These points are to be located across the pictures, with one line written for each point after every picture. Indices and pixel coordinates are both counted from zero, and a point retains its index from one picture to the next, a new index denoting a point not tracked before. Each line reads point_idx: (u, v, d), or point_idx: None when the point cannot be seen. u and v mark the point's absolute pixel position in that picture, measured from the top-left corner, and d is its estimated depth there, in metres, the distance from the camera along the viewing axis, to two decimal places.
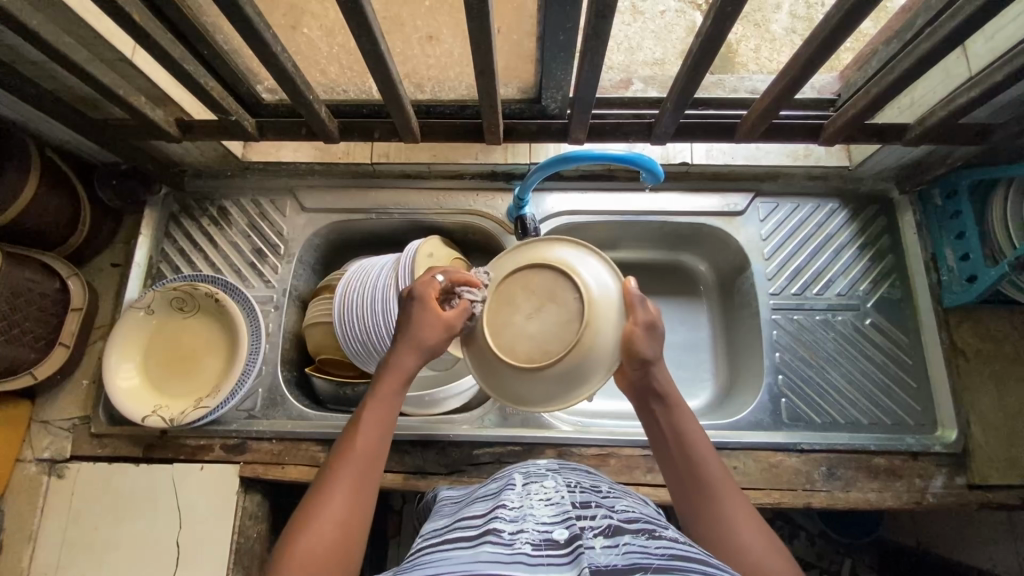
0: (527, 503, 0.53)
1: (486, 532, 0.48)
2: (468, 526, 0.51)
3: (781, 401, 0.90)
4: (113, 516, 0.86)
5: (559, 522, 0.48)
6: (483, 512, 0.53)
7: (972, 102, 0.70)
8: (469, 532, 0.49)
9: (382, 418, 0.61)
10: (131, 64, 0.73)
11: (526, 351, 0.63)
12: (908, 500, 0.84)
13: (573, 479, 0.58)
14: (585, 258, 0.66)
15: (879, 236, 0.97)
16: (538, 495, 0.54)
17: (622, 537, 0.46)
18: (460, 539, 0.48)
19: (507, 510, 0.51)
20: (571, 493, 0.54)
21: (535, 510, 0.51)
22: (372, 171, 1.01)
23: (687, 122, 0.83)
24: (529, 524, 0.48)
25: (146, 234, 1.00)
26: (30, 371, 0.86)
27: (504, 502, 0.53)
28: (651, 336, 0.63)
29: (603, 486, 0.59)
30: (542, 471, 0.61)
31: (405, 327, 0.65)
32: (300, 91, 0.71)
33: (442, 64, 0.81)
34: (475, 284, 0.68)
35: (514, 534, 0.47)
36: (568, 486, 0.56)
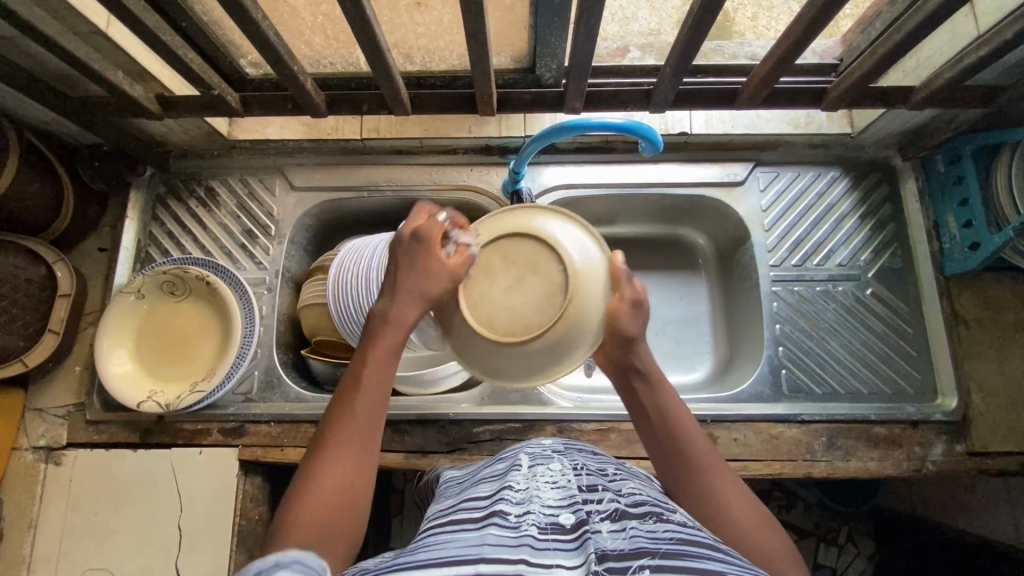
0: (533, 485, 0.52)
1: (493, 514, 0.47)
2: (473, 507, 0.50)
3: (781, 372, 0.90)
4: (113, 502, 0.86)
5: (566, 507, 0.48)
6: (488, 493, 0.52)
7: (981, 62, 0.68)
8: (475, 514, 0.48)
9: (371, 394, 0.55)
10: (107, 37, 0.69)
11: (504, 326, 0.58)
12: (909, 468, 0.84)
13: (579, 462, 0.58)
14: (569, 228, 0.61)
15: (882, 204, 0.95)
16: (544, 478, 0.54)
17: (629, 522, 0.45)
18: (465, 521, 0.48)
19: (512, 492, 0.51)
20: (577, 477, 0.54)
21: (541, 493, 0.51)
22: (362, 147, 0.99)
23: (686, 89, 0.80)
24: (535, 507, 0.48)
25: (133, 217, 0.97)
26: (20, 358, 0.84)
27: (510, 484, 0.53)
28: (637, 312, 0.60)
29: (608, 468, 0.58)
30: (548, 453, 0.60)
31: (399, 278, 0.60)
32: (285, 63, 0.68)
33: (432, 33, 0.78)
34: (465, 228, 0.63)
35: (520, 516, 0.46)
36: (573, 469, 0.56)
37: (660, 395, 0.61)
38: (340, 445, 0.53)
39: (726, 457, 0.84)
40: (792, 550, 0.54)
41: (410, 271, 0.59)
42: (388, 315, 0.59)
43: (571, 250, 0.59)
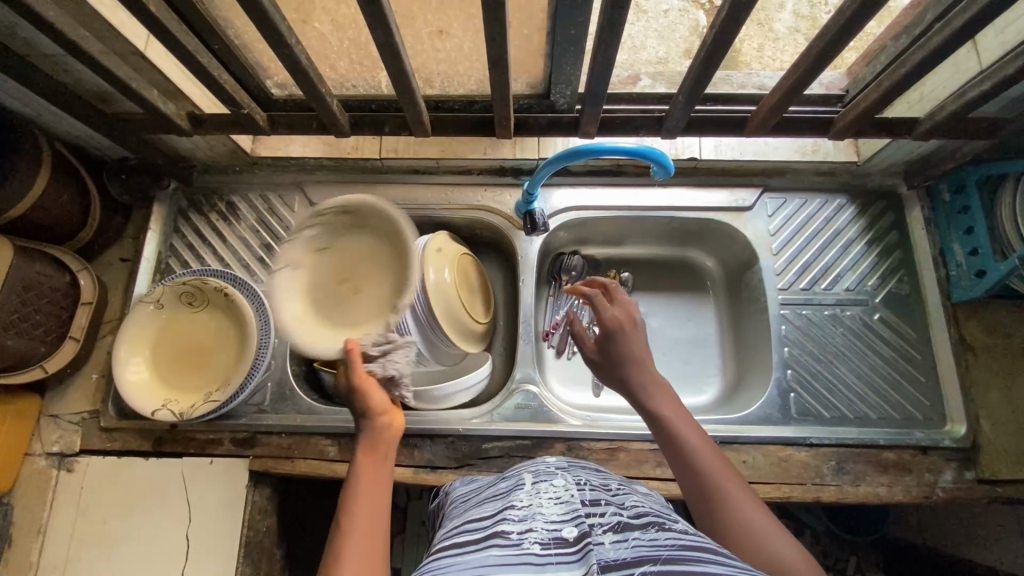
0: (536, 502, 0.53)
1: (495, 534, 0.48)
2: (477, 528, 0.51)
3: (790, 396, 0.90)
4: (123, 510, 0.87)
5: (568, 520, 0.48)
6: (492, 513, 0.53)
7: (984, 95, 0.70)
8: (478, 535, 0.49)
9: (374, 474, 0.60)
10: (144, 57, 0.73)
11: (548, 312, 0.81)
12: (918, 495, 0.84)
13: (582, 478, 0.58)
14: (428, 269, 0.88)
15: (888, 231, 0.97)
16: (546, 494, 0.54)
17: (631, 532, 0.46)
18: (469, 541, 0.48)
19: (515, 511, 0.51)
20: (580, 491, 0.54)
21: (544, 509, 0.51)
22: (380, 167, 1.02)
23: (696, 117, 0.83)
24: (538, 523, 0.48)
25: (155, 229, 1.00)
26: (41, 363, 0.86)
27: (513, 502, 0.53)
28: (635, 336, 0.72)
29: (612, 483, 0.59)
30: (551, 470, 0.61)
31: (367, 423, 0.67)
32: (314, 85, 0.71)
33: (452, 59, 0.82)
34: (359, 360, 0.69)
35: (521, 533, 0.47)
36: (577, 484, 0.56)
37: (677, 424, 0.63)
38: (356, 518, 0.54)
39: None
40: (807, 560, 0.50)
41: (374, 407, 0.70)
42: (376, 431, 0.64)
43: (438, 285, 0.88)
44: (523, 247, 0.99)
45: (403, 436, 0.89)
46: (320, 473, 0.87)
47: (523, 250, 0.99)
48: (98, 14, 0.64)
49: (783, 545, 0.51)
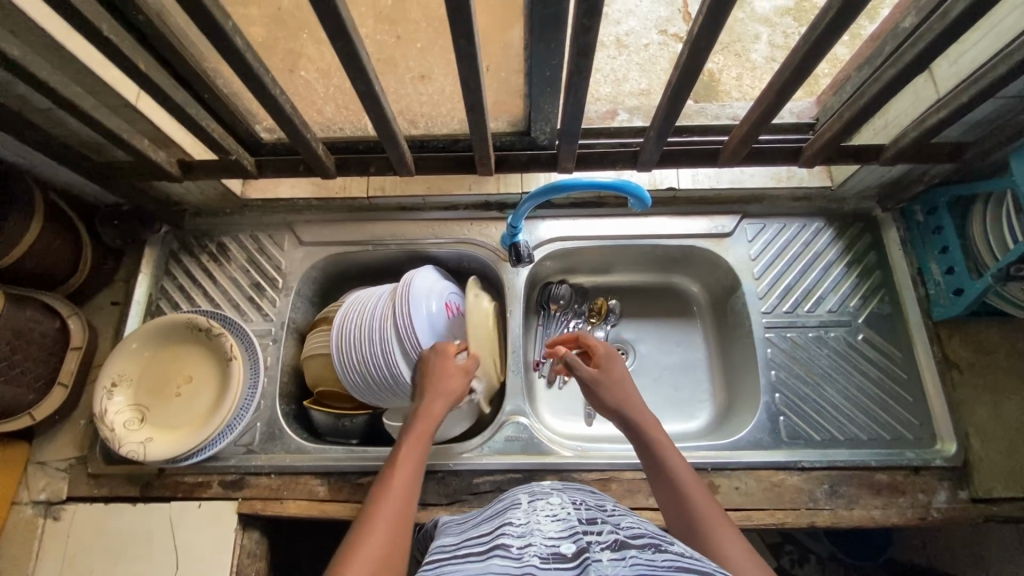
0: (534, 519, 0.53)
1: (496, 547, 0.48)
2: (476, 543, 0.51)
3: (780, 419, 0.90)
4: (109, 557, 0.85)
5: (565, 537, 0.48)
6: (492, 530, 0.53)
7: (943, 122, 0.73)
8: (477, 548, 0.49)
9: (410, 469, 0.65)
10: (136, 109, 0.75)
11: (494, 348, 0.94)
12: (914, 517, 0.83)
13: (579, 498, 0.58)
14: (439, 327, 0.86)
15: (866, 253, 0.99)
16: (544, 512, 0.54)
17: (629, 550, 0.46)
18: (470, 554, 0.49)
19: (513, 528, 0.51)
20: (577, 510, 0.54)
21: (542, 526, 0.51)
22: (369, 205, 1.04)
23: (671, 149, 0.86)
24: (537, 539, 0.49)
25: (146, 272, 1.01)
26: (29, 411, 0.86)
27: (511, 519, 0.53)
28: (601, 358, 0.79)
29: (607, 504, 0.59)
30: (547, 491, 0.61)
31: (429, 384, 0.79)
32: (299, 131, 0.74)
33: (434, 102, 0.86)
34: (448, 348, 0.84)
35: (521, 547, 0.47)
36: (574, 503, 0.56)
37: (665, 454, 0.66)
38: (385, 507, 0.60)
39: (728, 506, 0.84)
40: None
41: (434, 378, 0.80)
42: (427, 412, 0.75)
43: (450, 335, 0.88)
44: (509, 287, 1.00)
45: None
46: (309, 513, 0.86)
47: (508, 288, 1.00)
48: (91, 70, 0.67)
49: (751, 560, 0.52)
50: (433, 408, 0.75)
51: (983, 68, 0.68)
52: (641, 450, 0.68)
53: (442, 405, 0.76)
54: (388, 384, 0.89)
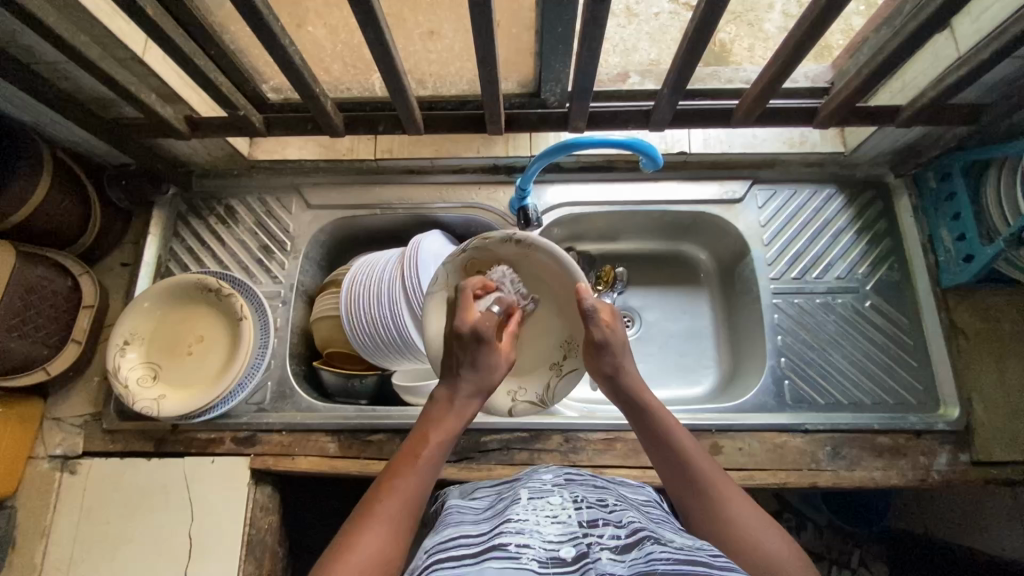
0: (533, 518, 0.53)
1: (495, 546, 0.49)
2: (472, 541, 0.51)
3: (784, 383, 0.91)
4: (126, 510, 0.87)
5: (566, 540, 0.50)
6: (488, 527, 0.54)
7: (962, 81, 0.72)
8: (473, 549, 0.50)
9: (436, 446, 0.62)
10: (143, 62, 0.74)
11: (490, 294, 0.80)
12: (914, 478, 0.84)
13: (579, 494, 0.59)
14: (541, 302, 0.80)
15: (876, 220, 0.98)
16: (543, 510, 0.55)
17: (628, 552, 0.48)
18: (466, 552, 0.49)
19: (512, 525, 0.52)
20: (577, 509, 0.55)
21: (542, 527, 0.52)
22: (376, 167, 1.03)
23: (683, 109, 0.84)
24: (536, 541, 0.49)
25: (155, 234, 1.01)
26: (43, 367, 0.87)
27: (510, 516, 0.54)
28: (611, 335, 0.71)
29: (608, 498, 0.59)
30: (547, 486, 0.61)
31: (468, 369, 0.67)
32: (308, 86, 0.73)
33: (443, 60, 0.85)
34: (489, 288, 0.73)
35: (520, 548, 0.48)
36: (574, 501, 0.57)
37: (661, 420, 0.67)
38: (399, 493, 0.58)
39: (731, 466, 0.85)
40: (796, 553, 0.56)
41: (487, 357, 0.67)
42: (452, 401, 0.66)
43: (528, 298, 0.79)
44: (526, 253, 0.76)
45: (403, 430, 0.90)
46: (320, 469, 0.88)
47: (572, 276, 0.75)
48: (97, 20, 0.66)
49: (768, 540, 0.56)
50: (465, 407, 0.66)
51: (1006, 23, 0.67)
52: (637, 422, 0.68)
53: (469, 402, 0.67)
54: (396, 344, 0.90)
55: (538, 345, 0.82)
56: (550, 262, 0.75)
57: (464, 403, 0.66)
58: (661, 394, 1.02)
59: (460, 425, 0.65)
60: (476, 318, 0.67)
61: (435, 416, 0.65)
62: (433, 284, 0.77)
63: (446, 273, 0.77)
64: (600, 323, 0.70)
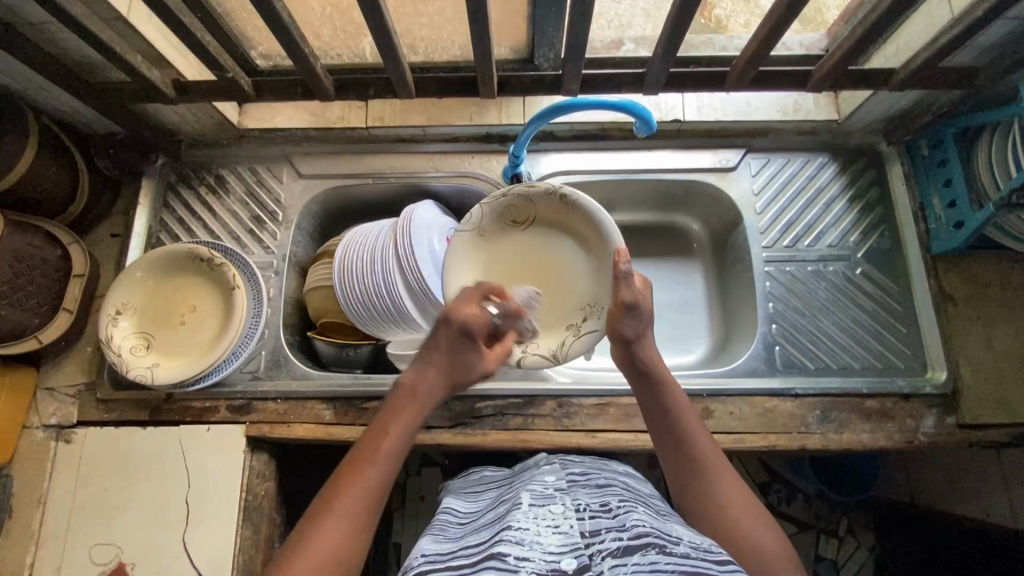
0: (534, 526, 0.53)
1: (494, 560, 0.49)
2: (472, 553, 0.52)
3: (775, 348, 0.92)
4: (123, 477, 0.88)
5: (567, 552, 0.50)
6: (489, 537, 0.54)
7: (955, 40, 0.72)
8: (473, 559, 0.50)
9: (398, 435, 0.62)
10: (127, 22, 0.73)
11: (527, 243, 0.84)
12: (901, 440, 0.86)
13: (581, 500, 0.59)
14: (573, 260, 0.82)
15: (869, 188, 0.98)
16: (544, 518, 0.54)
17: (630, 558, 0.47)
18: (466, 565, 0.50)
19: (512, 533, 0.52)
20: (579, 518, 0.54)
21: (542, 537, 0.52)
22: (367, 136, 1.02)
23: (677, 72, 0.84)
24: (536, 552, 0.50)
25: (145, 204, 1.00)
26: (35, 335, 0.86)
27: (511, 523, 0.54)
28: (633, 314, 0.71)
29: (612, 501, 0.59)
30: (550, 490, 0.61)
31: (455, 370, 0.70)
32: (297, 47, 0.72)
33: (435, 23, 0.84)
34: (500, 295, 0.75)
35: (519, 559, 0.48)
36: (576, 508, 0.56)
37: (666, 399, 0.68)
38: (361, 480, 0.58)
39: (721, 429, 0.86)
40: (789, 554, 0.57)
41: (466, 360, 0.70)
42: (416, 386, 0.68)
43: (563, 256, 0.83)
44: (563, 210, 0.80)
45: None
46: (316, 436, 0.89)
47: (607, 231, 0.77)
48: None
49: (761, 534, 0.58)
50: (428, 391, 0.68)
51: None
52: (647, 392, 0.70)
53: (433, 389, 0.68)
54: (390, 314, 0.90)
55: (559, 302, 0.83)
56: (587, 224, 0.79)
57: (427, 390, 0.68)
58: None
59: (420, 413, 0.66)
60: (464, 312, 0.71)
61: (399, 403, 0.66)
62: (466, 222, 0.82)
63: (480, 214, 0.82)
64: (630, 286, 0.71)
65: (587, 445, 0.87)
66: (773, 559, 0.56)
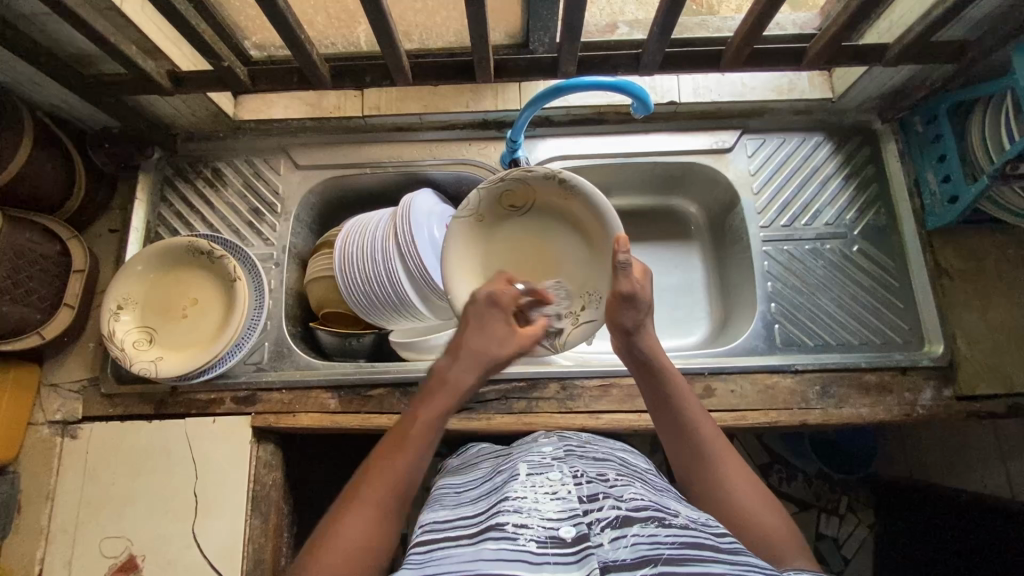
0: (532, 496, 0.54)
1: (492, 528, 0.50)
2: (471, 524, 0.52)
3: (775, 326, 0.93)
4: (129, 471, 0.88)
5: (565, 519, 0.50)
6: (488, 507, 0.54)
7: (948, 14, 0.72)
8: (472, 530, 0.51)
9: (428, 424, 0.61)
10: (121, 12, 0.72)
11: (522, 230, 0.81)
12: (900, 413, 0.87)
13: (579, 469, 0.59)
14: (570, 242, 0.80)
15: (864, 166, 0.99)
16: (542, 488, 0.55)
17: (629, 529, 0.48)
18: (464, 537, 0.50)
19: (510, 502, 0.53)
20: (577, 486, 0.55)
21: (540, 505, 0.52)
22: (363, 125, 1.02)
23: (672, 53, 0.84)
24: (535, 520, 0.50)
25: (142, 198, 1.00)
26: (37, 331, 0.86)
27: (509, 493, 0.55)
28: (630, 305, 0.68)
29: (610, 473, 0.60)
30: (547, 461, 0.62)
31: (471, 334, 0.67)
32: (293, 33, 0.71)
33: (430, 9, 0.83)
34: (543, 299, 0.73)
35: (518, 528, 0.49)
36: (574, 476, 0.57)
37: (670, 390, 0.67)
38: (390, 471, 0.57)
39: (723, 407, 0.87)
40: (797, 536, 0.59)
41: (483, 324, 0.68)
42: (447, 376, 0.65)
43: (563, 243, 0.80)
44: (563, 197, 0.78)
45: (401, 384, 0.91)
46: (322, 424, 0.89)
47: (607, 221, 0.75)
48: None
49: (770, 519, 0.59)
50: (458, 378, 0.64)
51: None
52: (646, 384, 0.68)
53: (465, 375, 0.65)
54: (391, 301, 0.90)
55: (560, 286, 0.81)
56: (588, 210, 0.77)
57: (461, 375, 0.65)
58: None
59: (450, 402, 0.63)
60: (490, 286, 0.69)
61: (429, 392, 0.64)
62: (464, 210, 0.77)
63: (479, 201, 0.77)
64: (628, 277, 0.67)
65: (590, 426, 0.88)
66: (779, 537, 0.57)
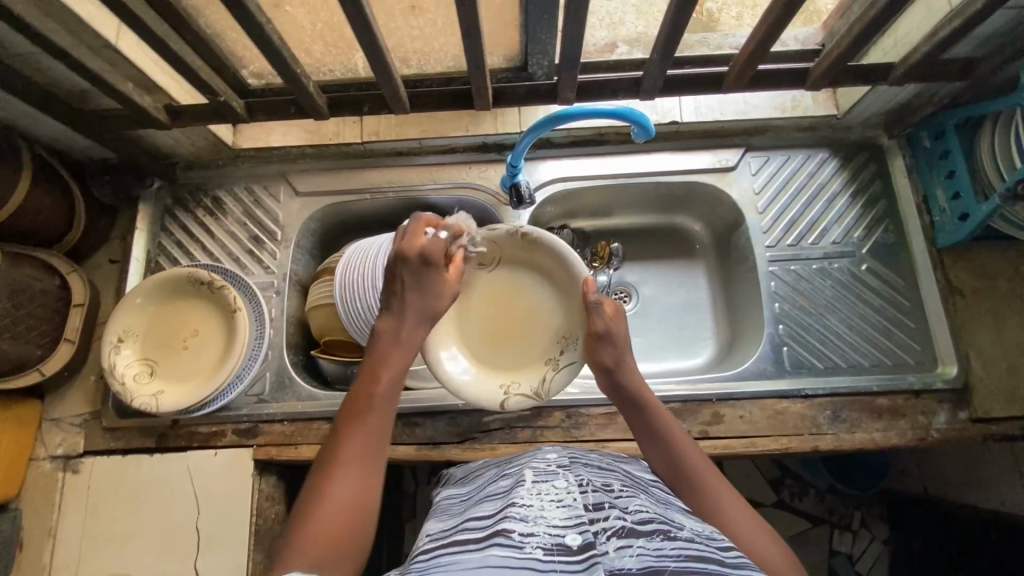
0: (539, 503, 0.52)
1: (497, 533, 0.48)
2: (476, 526, 0.50)
3: (783, 349, 0.91)
4: (130, 506, 0.87)
5: (571, 526, 0.48)
6: (493, 511, 0.52)
7: (955, 33, 0.70)
8: (479, 534, 0.49)
9: (392, 380, 0.64)
10: (117, 49, 0.72)
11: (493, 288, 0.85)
12: (914, 437, 0.85)
13: (584, 477, 0.57)
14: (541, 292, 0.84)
15: (871, 182, 0.97)
16: (548, 495, 0.53)
17: (636, 539, 0.46)
18: (470, 541, 0.48)
19: (517, 508, 0.50)
20: (582, 494, 0.53)
21: (546, 511, 0.50)
22: (362, 150, 1.01)
23: (674, 75, 0.83)
24: (541, 527, 0.48)
25: (142, 229, 0.99)
26: (37, 367, 0.86)
27: (515, 499, 0.52)
28: (604, 344, 0.74)
29: (614, 484, 0.57)
30: (552, 467, 0.59)
31: (416, 292, 0.69)
32: (288, 66, 0.71)
33: (426, 36, 0.83)
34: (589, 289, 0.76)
35: (524, 535, 0.47)
36: (579, 485, 0.54)
37: (654, 417, 0.69)
38: (357, 438, 0.59)
39: (732, 433, 0.86)
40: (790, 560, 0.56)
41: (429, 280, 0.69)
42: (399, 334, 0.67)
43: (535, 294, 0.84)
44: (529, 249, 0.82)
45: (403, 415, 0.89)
46: None
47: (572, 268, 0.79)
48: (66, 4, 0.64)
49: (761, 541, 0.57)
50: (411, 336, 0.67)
51: None
52: (633, 416, 0.70)
53: (415, 332, 0.68)
54: None
55: (538, 338, 0.83)
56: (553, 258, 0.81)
57: (410, 336, 0.68)
58: (660, 367, 1.02)
59: (406, 358, 0.66)
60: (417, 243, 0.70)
61: (383, 354, 0.66)
62: None
63: None
64: (601, 315, 0.74)
65: None
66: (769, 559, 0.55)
